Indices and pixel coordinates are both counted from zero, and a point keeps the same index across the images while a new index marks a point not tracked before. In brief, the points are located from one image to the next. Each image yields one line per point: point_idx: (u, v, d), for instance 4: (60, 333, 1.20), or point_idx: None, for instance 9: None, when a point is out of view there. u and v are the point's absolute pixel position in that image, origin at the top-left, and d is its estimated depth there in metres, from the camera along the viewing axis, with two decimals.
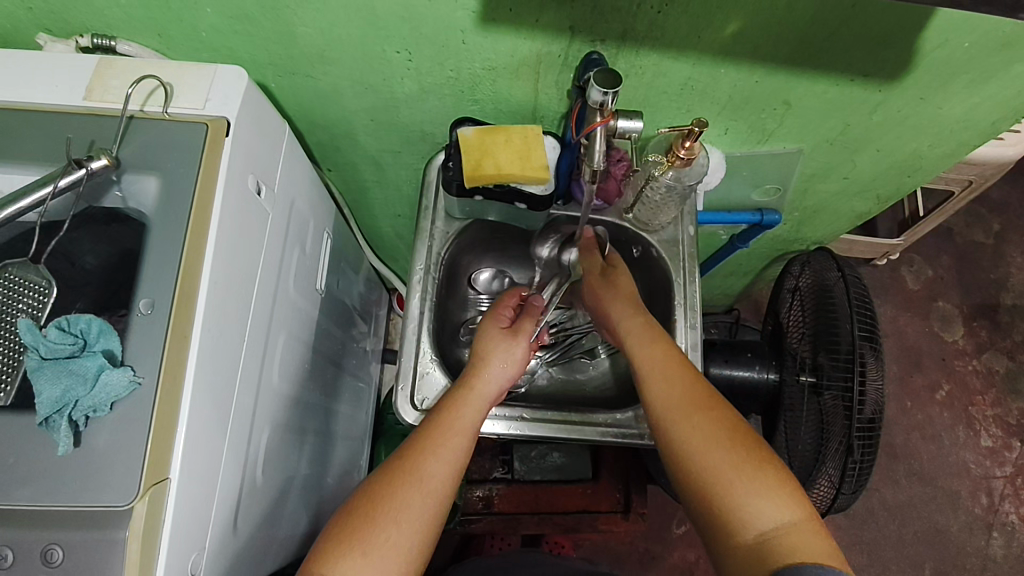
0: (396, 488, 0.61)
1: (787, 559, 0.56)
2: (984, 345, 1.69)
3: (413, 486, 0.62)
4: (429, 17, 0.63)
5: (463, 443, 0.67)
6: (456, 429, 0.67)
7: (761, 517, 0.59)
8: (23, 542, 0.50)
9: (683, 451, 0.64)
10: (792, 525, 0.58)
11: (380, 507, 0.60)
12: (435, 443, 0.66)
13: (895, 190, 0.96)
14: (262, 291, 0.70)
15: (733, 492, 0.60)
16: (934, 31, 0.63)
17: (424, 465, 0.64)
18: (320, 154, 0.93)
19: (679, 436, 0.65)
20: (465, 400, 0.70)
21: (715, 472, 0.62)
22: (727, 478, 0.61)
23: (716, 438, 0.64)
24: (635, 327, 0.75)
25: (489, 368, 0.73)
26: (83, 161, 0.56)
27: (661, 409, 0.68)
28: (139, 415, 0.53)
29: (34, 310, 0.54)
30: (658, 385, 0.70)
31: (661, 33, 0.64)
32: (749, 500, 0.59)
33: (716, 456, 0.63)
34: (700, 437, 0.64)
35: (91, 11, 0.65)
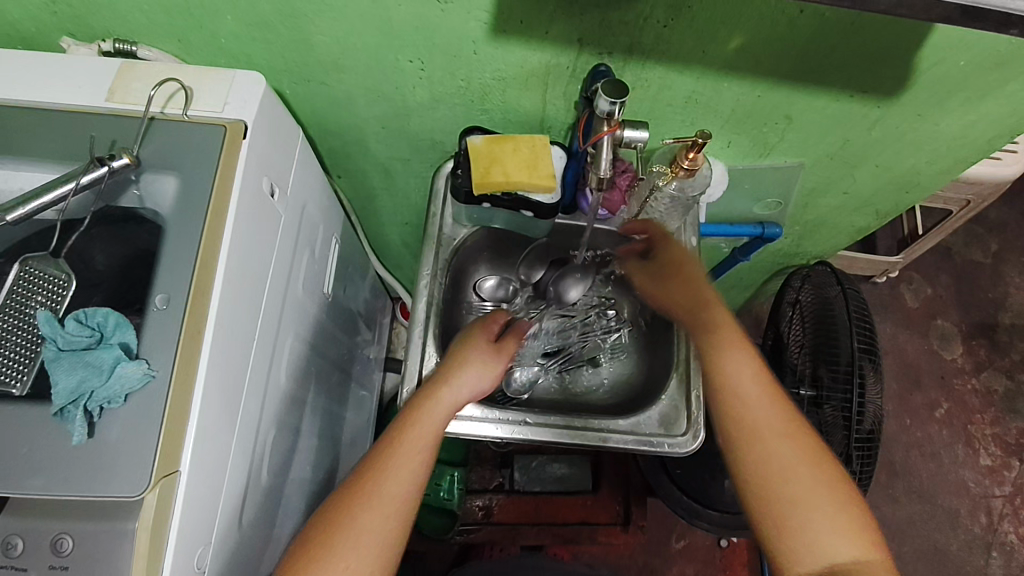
0: (361, 507, 0.62)
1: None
2: (983, 364, 1.70)
3: (378, 501, 0.63)
4: (443, 27, 0.65)
5: (425, 454, 0.67)
6: (411, 447, 0.67)
7: (838, 549, 0.63)
8: (33, 532, 0.51)
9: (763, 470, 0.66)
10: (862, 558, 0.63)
11: (348, 524, 0.62)
12: (400, 456, 0.66)
13: (895, 205, 0.98)
14: (273, 291, 0.71)
15: (820, 519, 0.64)
16: (931, 49, 0.65)
17: (392, 480, 0.64)
18: (330, 160, 0.95)
19: (768, 455, 0.67)
20: (430, 409, 0.69)
21: (795, 499, 0.65)
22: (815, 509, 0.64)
23: (805, 467, 0.66)
24: (721, 331, 0.74)
25: (455, 379, 0.72)
26: (106, 160, 0.58)
27: (756, 428, 0.68)
28: (152, 408, 0.54)
29: (52, 303, 0.56)
30: (748, 401, 0.70)
31: (667, 47, 0.66)
32: (825, 535, 0.63)
33: (805, 484, 0.65)
34: (790, 462, 0.66)
35: (115, 16, 0.67)
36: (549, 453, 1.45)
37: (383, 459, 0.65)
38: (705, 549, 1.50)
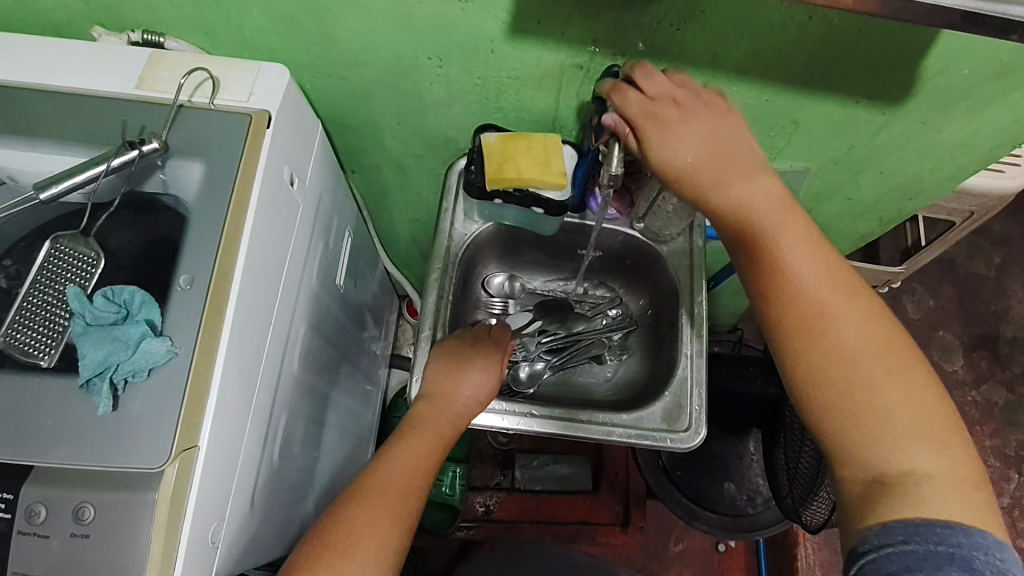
0: (364, 508, 0.65)
1: (932, 513, 0.51)
2: (984, 376, 1.71)
3: (375, 503, 0.66)
4: (463, 25, 0.67)
5: (423, 463, 0.72)
6: (417, 451, 0.72)
7: (903, 454, 0.54)
8: (54, 500, 0.53)
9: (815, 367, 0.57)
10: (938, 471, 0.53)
11: (351, 523, 0.64)
12: (398, 463, 0.70)
13: (899, 212, 1.00)
14: (289, 278, 0.73)
15: (884, 423, 0.54)
16: (936, 57, 0.67)
17: (391, 484, 0.68)
18: (345, 155, 0.97)
19: (835, 336, 0.57)
20: (425, 424, 0.75)
21: (864, 388, 0.55)
22: (889, 411, 0.55)
23: (877, 359, 0.56)
24: (769, 204, 0.60)
25: (460, 384, 0.78)
26: (135, 144, 0.60)
27: (809, 307, 0.58)
28: (174, 383, 0.56)
29: (81, 279, 0.59)
30: (801, 278, 0.58)
31: (679, 49, 0.68)
32: (900, 439, 0.54)
33: (871, 380, 0.55)
34: (855, 351, 0.56)
35: (146, 8, 0.69)
36: (550, 452, 1.46)
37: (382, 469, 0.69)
38: (704, 552, 1.51)
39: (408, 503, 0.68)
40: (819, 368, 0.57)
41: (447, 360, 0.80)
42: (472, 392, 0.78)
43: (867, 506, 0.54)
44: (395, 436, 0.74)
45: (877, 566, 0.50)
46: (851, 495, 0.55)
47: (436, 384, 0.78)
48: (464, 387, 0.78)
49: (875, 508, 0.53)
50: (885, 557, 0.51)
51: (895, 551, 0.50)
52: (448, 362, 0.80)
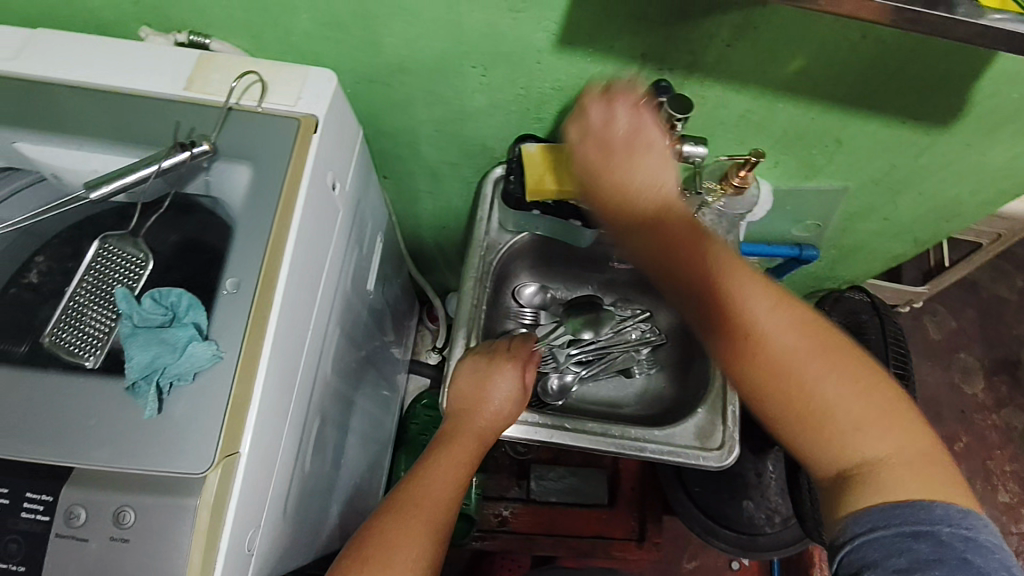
0: (404, 518, 0.65)
1: (895, 497, 0.52)
2: (1005, 400, 1.69)
3: (417, 514, 0.66)
4: (511, 35, 0.67)
5: (456, 477, 0.71)
6: (451, 463, 0.72)
7: (853, 444, 0.55)
8: (94, 503, 0.52)
9: (752, 381, 0.57)
10: (892, 453, 0.54)
11: (393, 538, 0.63)
12: (431, 477, 0.70)
13: (933, 234, 0.99)
14: (327, 284, 0.73)
15: (831, 422, 0.55)
16: (988, 80, 0.66)
17: (426, 498, 0.68)
18: (379, 161, 0.96)
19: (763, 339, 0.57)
20: (456, 439, 0.75)
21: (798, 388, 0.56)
22: (835, 410, 0.55)
23: (813, 361, 0.56)
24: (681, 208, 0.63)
25: (489, 390, 0.78)
26: (186, 145, 0.60)
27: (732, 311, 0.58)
28: (219, 388, 0.55)
29: (129, 281, 0.60)
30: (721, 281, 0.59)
31: (727, 65, 0.68)
32: (849, 431, 0.55)
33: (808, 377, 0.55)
34: (790, 349, 0.56)
35: (195, 10, 0.69)
36: (566, 465, 1.43)
37: (415, 481, 0.70)
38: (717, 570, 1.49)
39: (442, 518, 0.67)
40: (759, 383, 0.57)
41: (478, 366, 0.80)
42: (504, 397, 0.78)
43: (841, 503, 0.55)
44: (427, 453, 0.74)
45: (854, 556, 0.52)
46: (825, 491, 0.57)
47: (463, 401, 0.78)
48: (494, 395, 0.78)
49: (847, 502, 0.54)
50: (860, 547, 0.52)
51: (867, 539, 0.52)
52: (478, 371, 0.80)
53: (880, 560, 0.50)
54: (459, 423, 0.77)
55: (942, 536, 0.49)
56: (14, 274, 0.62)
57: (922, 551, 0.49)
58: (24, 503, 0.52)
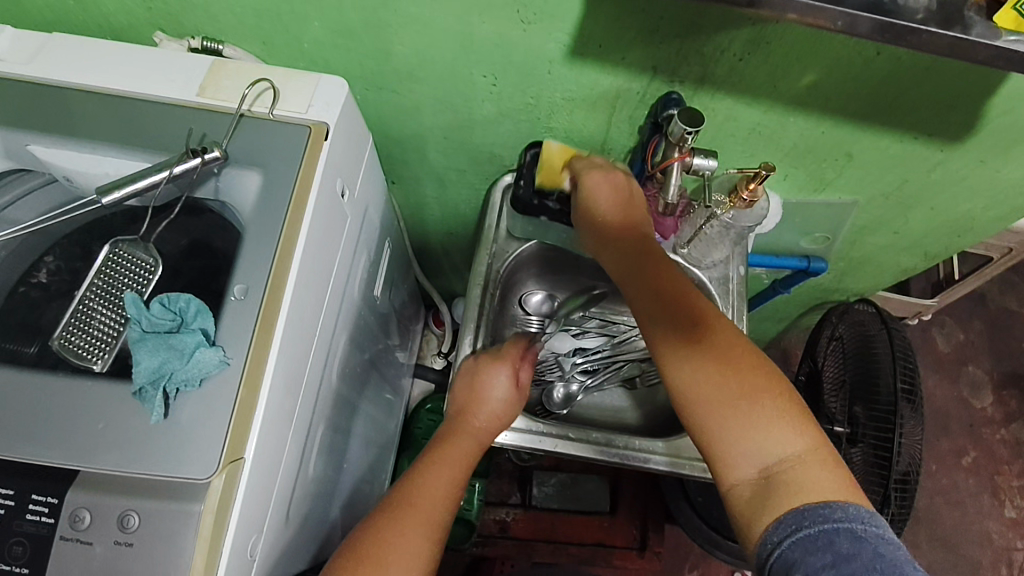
0: (410, 516, 0.65)
1: (807, 496, 0.53)
2: (1014, 415, 1.67)
3: (422, 514, 0.66)
4: (522, 46, 0.67)
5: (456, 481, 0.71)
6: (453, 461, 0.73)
7: (759, 446, 0.57)
8: (100, 506, 0.52)
9: (680, 380, 0.62)
10: (801, 456, 0.56)
11: (396, 538, 0.62)
12: (437, 477, 0.70)
13: (945, 248, 0.98)
14: (335, 290, 0.73)
15: (743, 418, 0.58)
16: (1003, 98, 0.66)
17: (430, 498, 0.67)
18: (387, 167, 0.97)
19: (683, 346, 0.63)
20: (456, 440, 0.75)
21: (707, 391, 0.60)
22: (742, 412, 0.59)
23: (723, 369, 0.61)
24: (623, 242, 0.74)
25: (489, 392, 0.78)
26: (197, 151, 0.60)
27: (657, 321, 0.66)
28: (225, 394, 0.55)
29: (138, 286, 0.60)
30: (650, 298, 0.68)
31: (739, 79, 0.68)
32: (756, 433, 0.58)
33: (717, 378, 0.60)
34: (707, 355, 0.62)
35: (207, 16, 0.70)
36: (569, 471, 1.43)
37: (420, 477, 0.70)
38: None
39: (442, 523, 0.67)
40: (677, 383, 0.62)
41: (481, 359, 0.81)
42: (501, 395, 0.79)
43: (757, 507, 0.55)
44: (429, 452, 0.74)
45: (782, 561, 0.52)
46: (739, 499, 0.57)
47: (463, 398, 0.78)
48: (493, 391, 0.78)
49: (765, 505, 0.55)
50: (786, 549, 0.52)
51: (790, 543, 0.52)
52: (475, 367, 0.80)
53: (803, 559, 0.50)
54: (463, 421, 0.77)
55: (853, 531, 0.50)
56: (23, 273, 0.63)
57: (842, 546, 0.50)
58: (29, 505, 0.53)
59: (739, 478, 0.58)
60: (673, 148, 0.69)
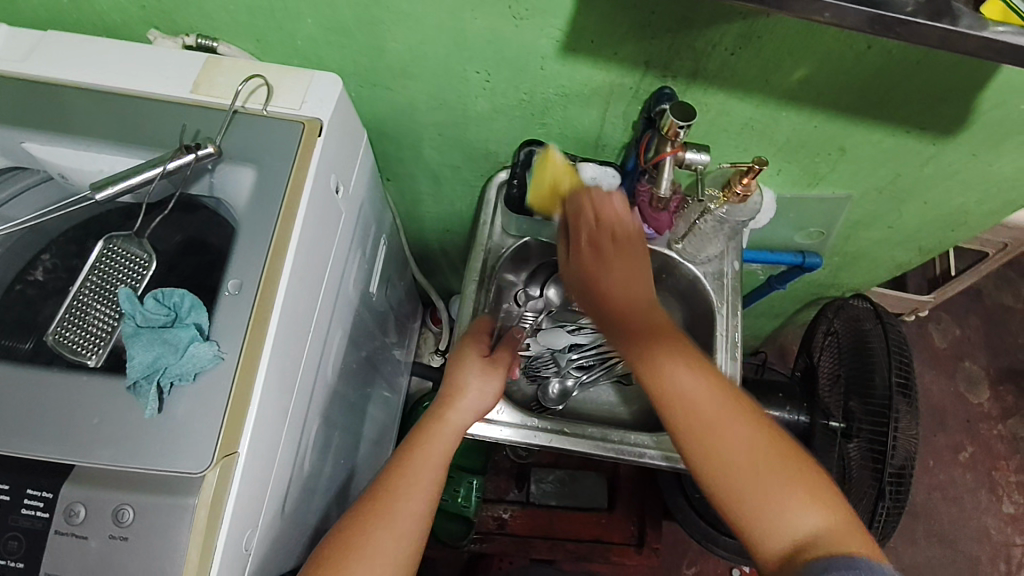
0: (374, 527, 0.63)
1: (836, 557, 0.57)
2: (1010, 410, 1.68)
3: (388, 527, 0.63)
4: (515, 41, 0.67)
5: (434, 479, 0.68)
6: (433, 453, 0.70)
7: (789, 517, 0.60)
8: (95, 501, 0.53)
9: (705, 460, 0.63)
10: (828, 524, 0.59)
11: (359, 549, 0.61)
12: (411, 480, 0.67)
13: (939, 242, 0.98)
14: (329, 285, 0.73)
15: (779, 513, 0.60)
16: (994, 91, 0.66)
17: (399, 509, 0.64)
18: (382, 164, 0.97)
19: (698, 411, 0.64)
20: (433, 431, 0.71)
21: (730, 461, 0.62)
22: (767, 484, 0.61)
23: (743, 440, 0.63)
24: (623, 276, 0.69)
25: (466, 385, 0.75)
26: (191, 148, 0.60)
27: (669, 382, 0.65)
28: (220, 387, 0.56)
29: (132, 281, 0.60)
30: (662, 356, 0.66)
31: (731, 74, 0.68)
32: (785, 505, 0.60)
33: (739, 447, 0.62)
34: (724, 424, 0.63)
35: (201, 14, 0.70)
36: (567, 468, 1.43)
37: (394, 478, 0.66)
38: None
39: (415, 534, 0.65)
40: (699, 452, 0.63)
41: (461, 351, 0.78)
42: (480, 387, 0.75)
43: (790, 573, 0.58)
44: (405, 446, 0.70)
45: None
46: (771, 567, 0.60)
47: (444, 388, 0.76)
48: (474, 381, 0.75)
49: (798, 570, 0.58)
50: None
51: None
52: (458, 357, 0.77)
53: None
54: (442, 409, 0.73)
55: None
56: (21, 271, 0.63)
57: None
58: (25, 500, 0.53)
59: (771, 549, 0.60)
60: (669, 144, 0.69)
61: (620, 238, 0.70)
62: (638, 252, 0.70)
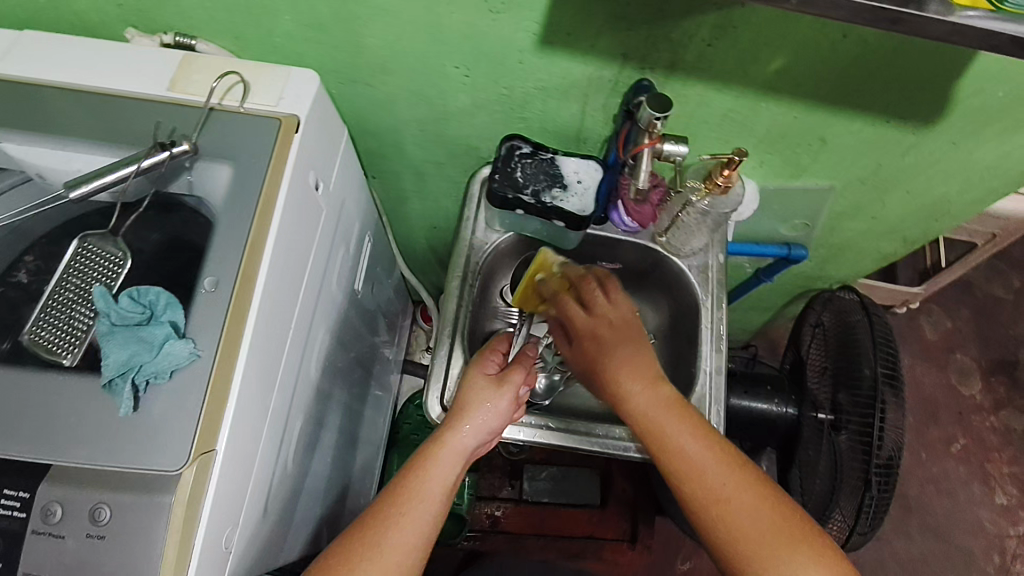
0: (360, 560, 0.62)
1: None
2: (1002, 402, 1.68)
3: (379, 560, 0.62)
4: (492, 35, 0.67)
5: (431, 512, 0.66)
6: (432, 488, 0.68)
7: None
8: (72, 500, 0.52)
9: (710, 522, 0.65)
10: None
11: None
12: (406, 513, 0.65)
13: (923, 232, 0.98)
14: (310, 283, 0.73)
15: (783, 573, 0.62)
16: (971, 78, 0.66)
17: (394, 543, 0.63)
18: (366, 161, 0.97)
19: (696, 467, 0.66)
20: (436, 457, 0.70)
21: (733, 524, 0.64)
22: (772, 552, 0.63)
23: (745, 496, 0.65)
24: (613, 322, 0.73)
25: (471, 421, 0.72)
26: (166, 145, 0.60)
27: (662, 435, 0.68)
28: (196, 385, 0.55)
29: (107, 280, 0.60)
30: (655, 414, 0.69)
31: (708, 65, 0.68)
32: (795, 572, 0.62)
33: (742, 507, 0.64)
34: (722, 480, 0.65)
35: (178, 12, 0.70)
36: (558, 465, 1.42)
37: (389, 507, 0.65)
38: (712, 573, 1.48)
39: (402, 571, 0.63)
40: (700, 510, 0.65)
41: (474, 383, 0.76)
42: (488, 420, 0.73)
43: None
44: (404, 471, 0.69)
45: None
46: None
47: (451, 413, 0.74)
48: (484, 415, 0.73)
49: None
50: None
51: None
52: (471, 389, 0.75)
53: None
54: (446, 433, 0.71)
55: None
56: (3, 273, 0.62)
57: None
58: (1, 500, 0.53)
59: None
60: (649, 136, 0.69)
61: (617, 326, 0.72)
62: (639, 337, 0.73)
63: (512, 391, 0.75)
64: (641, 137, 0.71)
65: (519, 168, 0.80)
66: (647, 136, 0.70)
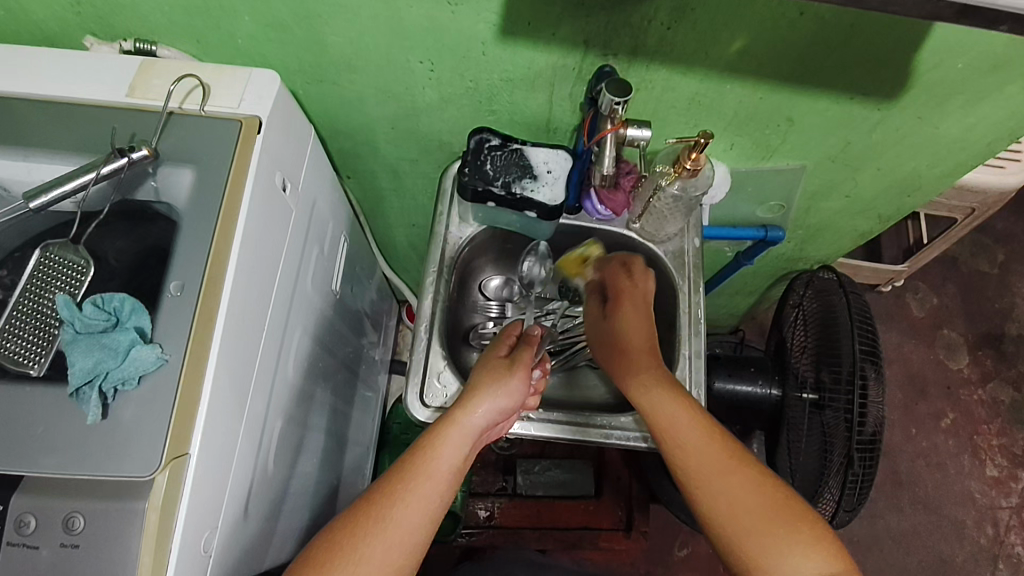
0: (364, 536, 0.60)
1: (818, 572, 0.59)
2: (990, 374, 1.69)
3: (381, 539, 0.60)
4: (453, 28, 0.67)
5: (436, 493, 0.64)
6: (435, 474, 0.64)
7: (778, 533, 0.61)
8: (45, 510, 0.52)
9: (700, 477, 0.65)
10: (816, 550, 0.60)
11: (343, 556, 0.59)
12: (410, 490, 0.63)
13: (897, 209, 0.99)
14: (282, 285, 0.73)
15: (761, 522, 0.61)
16: (931, 50, 0.66)
17: (394, 521, 0.61)
18: (340, 161, 0.97)
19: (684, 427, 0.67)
20: (446, 437, 0.66)
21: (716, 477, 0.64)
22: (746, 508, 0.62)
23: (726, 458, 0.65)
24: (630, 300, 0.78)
25: (480, 401, 0.69)
26: (125, 151, 0.60)
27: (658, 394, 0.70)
28: (165, 390, 0.55)
29: (70, 288, 0.60)
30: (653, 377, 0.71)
31: (670, 48, 0.68)
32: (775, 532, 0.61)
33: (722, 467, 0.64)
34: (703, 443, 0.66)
35: (137, 17, 0.69)
36: (551, 457, 1.43)
37: (395, 483, 0.63)
38: (707, 557, 1.49)
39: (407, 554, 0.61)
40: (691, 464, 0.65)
41: (489, 368, 0.72)
42: (499, 401, 0.69)
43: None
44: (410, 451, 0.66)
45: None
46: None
47: (461, 394, 0.71)
48: (497, 397, 0.69)
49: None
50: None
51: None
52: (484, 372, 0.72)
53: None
54: (457, 414, 0.68)
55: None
56: None
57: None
58: None
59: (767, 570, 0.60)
60: (614, 121, 0.69)
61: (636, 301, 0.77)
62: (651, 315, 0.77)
63: (522, 373, 0.72)
64: (606, 123, 0.70)
65: (489, 161, 0.80)
66: (612, 120, 0.69)
